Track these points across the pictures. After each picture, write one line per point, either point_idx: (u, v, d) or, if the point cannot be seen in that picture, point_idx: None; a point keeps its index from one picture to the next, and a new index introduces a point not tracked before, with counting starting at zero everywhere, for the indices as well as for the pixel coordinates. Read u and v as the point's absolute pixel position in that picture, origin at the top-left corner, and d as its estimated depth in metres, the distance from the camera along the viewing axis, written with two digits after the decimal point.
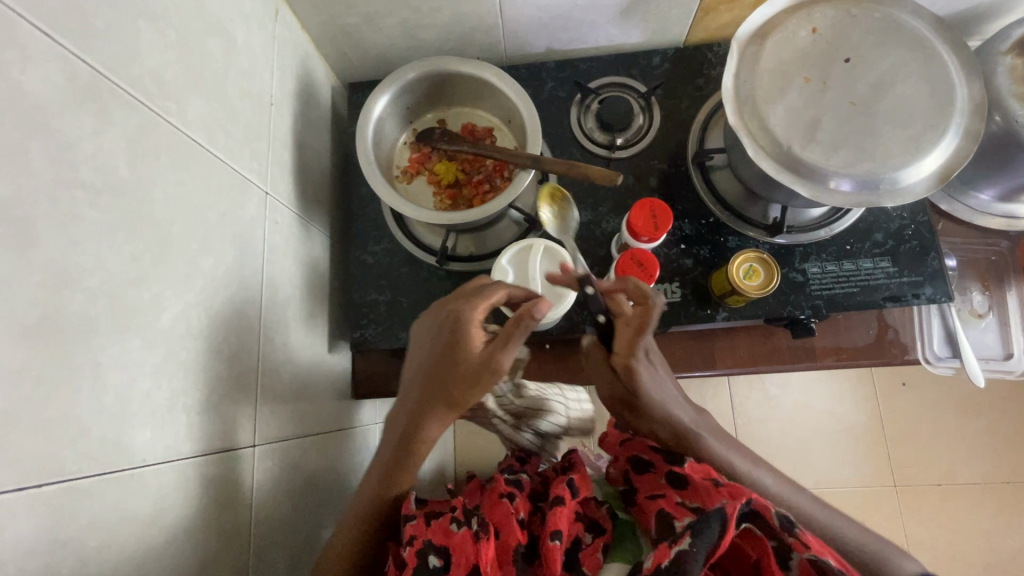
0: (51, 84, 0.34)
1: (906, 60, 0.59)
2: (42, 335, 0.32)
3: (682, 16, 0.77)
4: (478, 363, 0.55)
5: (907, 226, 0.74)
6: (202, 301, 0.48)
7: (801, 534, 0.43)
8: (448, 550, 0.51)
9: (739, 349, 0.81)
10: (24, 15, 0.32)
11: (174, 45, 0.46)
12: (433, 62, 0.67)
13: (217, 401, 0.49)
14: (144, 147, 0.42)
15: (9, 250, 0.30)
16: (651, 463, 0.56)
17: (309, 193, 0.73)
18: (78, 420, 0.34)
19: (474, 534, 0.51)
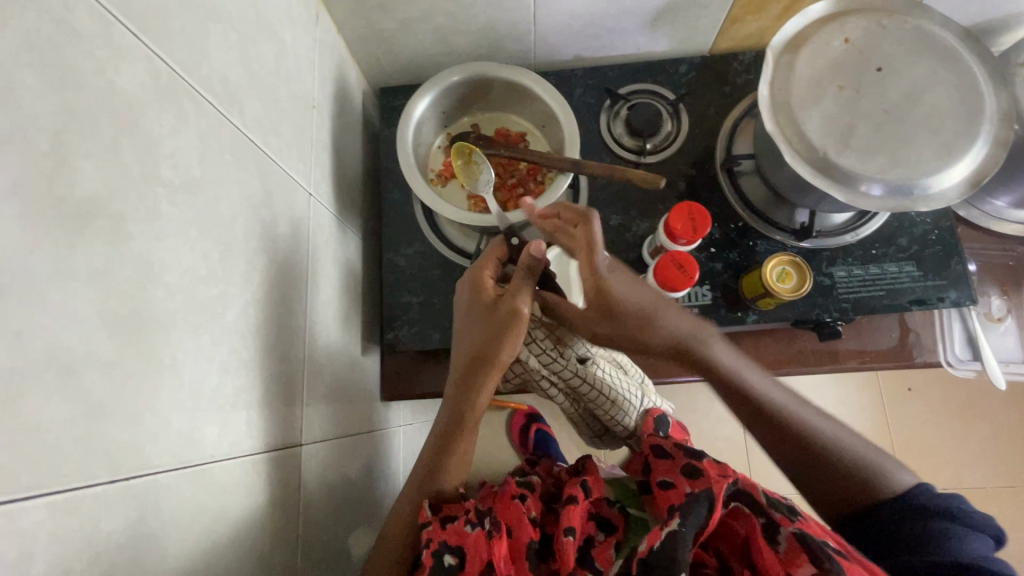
0: (139, 83, 0.34)
1: (936, 70, 0.61)
2: (132, 328, 0.32)
3: (710, 25, 0.79)
4: (498, 313, 0.59)
5: (930, 232, 0.76)
6: (258, 299, 0.48)
7: (787, 509, 0.54)
8: (463, 549, 0.54)
9: (765, 352, 0.82)
10: (117, 15, 0.33)
11: (236, 48, 0.47)
12: (473, 68, 0.68)
13: (270, 399, 0.49)
14: (213, 147, 0.42)
15: (106, 244, 0.31)
16: (669, 454, 0.66)
17: (345, 195, 0.74)
18: (161, 414, 0.35)
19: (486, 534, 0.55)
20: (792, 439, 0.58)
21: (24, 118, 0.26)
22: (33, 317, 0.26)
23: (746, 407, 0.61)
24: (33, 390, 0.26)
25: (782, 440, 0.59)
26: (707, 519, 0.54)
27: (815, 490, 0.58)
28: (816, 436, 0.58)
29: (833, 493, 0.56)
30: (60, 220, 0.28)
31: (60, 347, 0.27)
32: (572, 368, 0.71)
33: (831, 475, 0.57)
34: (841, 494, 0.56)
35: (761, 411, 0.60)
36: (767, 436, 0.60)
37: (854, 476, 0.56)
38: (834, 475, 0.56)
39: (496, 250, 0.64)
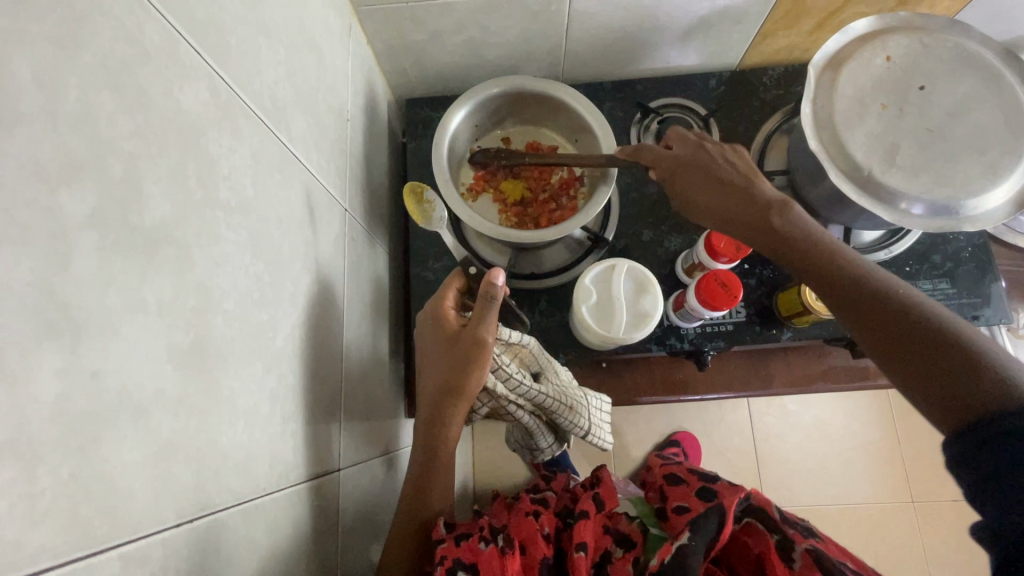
0: (201, 102, 0.33)
1: (980, 88, 0.60)
2: (196, 361, 0.31)
3: (742, 40, 0.79)
4: (462, 343, 0.58)
5: (964, 249, 0.75)
6: (303, 321, 0.47)
7: (797, 523, 0.55)
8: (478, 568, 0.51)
9: (795, 368, 0.81)
10: (182, 33, 0.31)
11: (282, 62, 0.46)
12: (508, 83, 0.68)
13: (313, 423, 0.47)
14: (264, 165, 0.41)
15: (173, 272, 0.29)
16: (684, 481, 0.70)
17: (374, 209, 0.73)
18: (219, 448, 0.33)
19: (500, 550, 0.53)
20: (897, 321, 0.43)
21: (102, 144, 0.25)
22: (110, 358, 0.24)
23: (830, 290, 0.48)
24: (110, 435, 0.24)
25: (878, 327, 0.44)
26: (719, 532, 0.54)
27: (923, 393, 0.40)
28: (937, 320, 0.42)
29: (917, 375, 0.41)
30: (133, 251, 0.26)
31: (133, 386, 0.26)
32: (534, 388, 0.65)
33: (945, 370, 0.39)
34: (963, 392, 0.38)
35: (857, 288, 0.46)
36: (861, 326, 0.45)
37: (984, 369, 0.38)
38: (949, 365, 0.39)
39: (455, 280, 0.64)
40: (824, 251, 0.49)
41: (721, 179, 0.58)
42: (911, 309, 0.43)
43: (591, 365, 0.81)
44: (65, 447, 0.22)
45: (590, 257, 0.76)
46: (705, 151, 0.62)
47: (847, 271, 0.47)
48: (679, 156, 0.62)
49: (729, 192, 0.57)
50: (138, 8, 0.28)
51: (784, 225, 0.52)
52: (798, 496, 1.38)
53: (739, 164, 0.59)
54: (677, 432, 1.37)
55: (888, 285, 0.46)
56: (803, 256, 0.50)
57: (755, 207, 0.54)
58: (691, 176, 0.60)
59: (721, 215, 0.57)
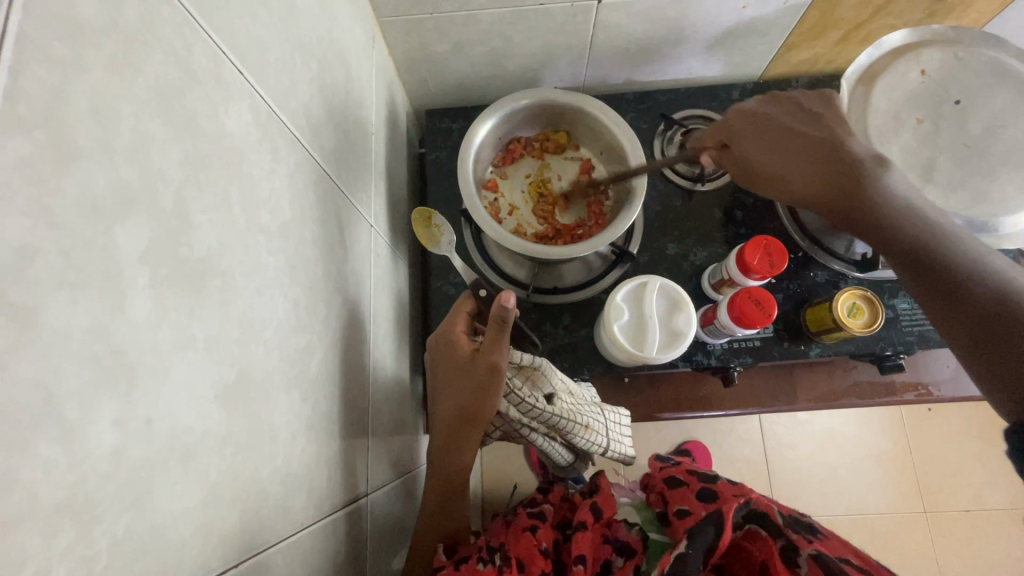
0: (244, 123, 0.32)
1: (1017, 102, 0.59)
2: (240, 396, 0.29)
3: (766, 51, 0.78)
4: (476, 368, 0.56)
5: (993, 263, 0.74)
6: (335, 343, 0.45)
7: (800, 527, 0.52)
8: None
9: (819, 384, 0.79)
10: (226, 52, 0.30)
11: (314, 76, 0.45)
12: (535, 95, 0.67)
13: (345, 449, 0.46)
14: (300, 185, 0.40)
15: (219, 303, 0.28)
16: (684, 482, 0.64)
17: (395, 222, 0.72)
18: (262, 484, 0.31)
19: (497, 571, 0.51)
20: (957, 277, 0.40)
21: (153, 174, 0.23)
22: (161, 403, 0.23)
23: (885, 245, 0.45)
24: (162, 484, 0.23)
25: (924, 285, 0.42)
26: (717, 540, 0.50)
27: (978, 366, 0.37)
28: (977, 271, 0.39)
29: (985, 326, 0.37)
30: (182, 285, 0.25)
31: (184, 430, 0.24)
32: (547, 410, 0.61)
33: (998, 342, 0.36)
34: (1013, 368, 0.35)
35: (916, 246, 0.43)
36: (916, 283, 0.42)
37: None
38: (1006, 334, 0.36)
39: (465, 303, 0.62)
40: (901, 204, 0.45)
41: (791, 136, 0.54)
42: (968, 263, 0.40)
43: (613, 381, 0.80)
44: (120, 502, 0.21)
45: (614, 270, 0.75)
46: (782, 105, 0.57)
47: (904, 224, 0.44)
48: (750, 110, 0.59)
49: (801, 154, 0.52)
50: (187, 29, 0.26)
51: (861, 181, 0.47)
52: (810, 506, 1.35)
53: (823, 116, 0.54)
54: (687, 441, 1.35)
55: (939, 235, 0.43)
56: (866, 211, 0.46)
57: (833, 163, 0.50)
58: (757, 142, 0.57)
59: (800, 182, 0.51)
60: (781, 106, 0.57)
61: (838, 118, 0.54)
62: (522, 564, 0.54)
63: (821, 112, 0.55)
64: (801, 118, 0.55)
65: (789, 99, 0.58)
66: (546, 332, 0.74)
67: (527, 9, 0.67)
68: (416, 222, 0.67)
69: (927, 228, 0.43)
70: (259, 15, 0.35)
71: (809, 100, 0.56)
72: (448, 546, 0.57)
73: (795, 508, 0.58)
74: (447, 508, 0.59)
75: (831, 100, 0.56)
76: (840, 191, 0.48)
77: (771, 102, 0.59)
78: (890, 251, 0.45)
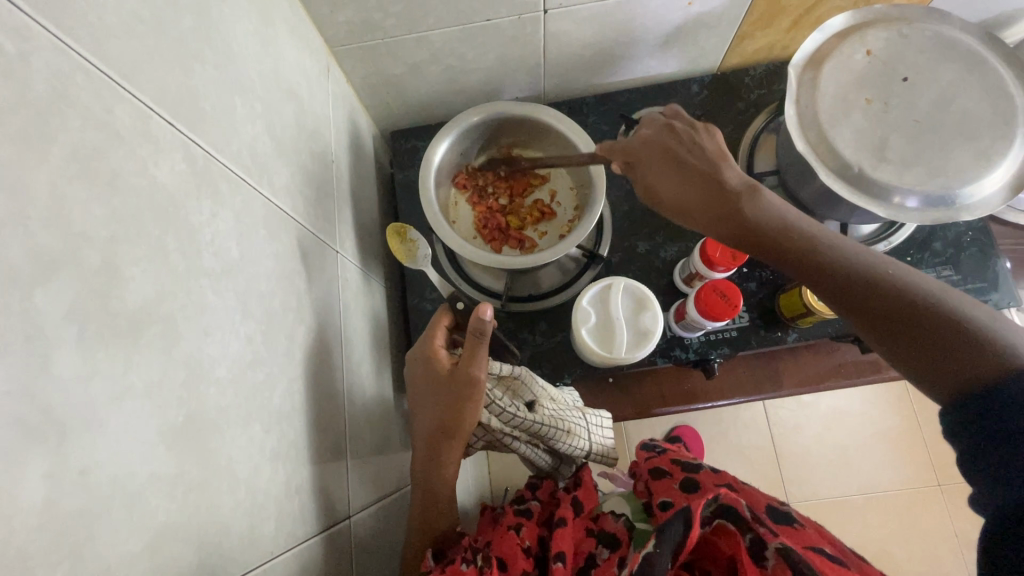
0: (177, 173, 0.33)
1: (963, 76, 0.60)
2: (188, 436, 0.30)
3: (719, 44, 0.79)
4: (454, 381, 0.57)
5: (965, 233, 0.74)
6: (302, 371, 0.46)
7: (766, 519, 0.51)
8: None
9: (805, 368, 0.79)
10: (154, 107, 0.32)
11: (260, 117, 0.46)
12: (488, 109, 0.68)
13: (322, 475, 0.47)
14: (249, 223, 0.41)
15: (159, 350, 0.29)
16: (667, 472, 0.65)
17: (366, 244, 0.73)
18: (222, 519, 0.33)
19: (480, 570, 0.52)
20: (862, 293, 0.46)
21: (76, 235, 0.25)
22: (98, 454, 0.24)
23: (814, 281, 0.49)
24: (104, 530, 0.24)
25: (868, 322, 0.46)
26: (685, 537, 0.51)
27: (924, 372, 0.42)
28: (876, 286, 0.46)
29: (914, 342, 0.43)
30: (116, 338, 0.26)
31: (126, 475, 0.26)
32: (529, 417, 0.63)
33: (943, 354, 0.41)
34: (949, 369, 0.41)
35: (834, 278, 0.48)
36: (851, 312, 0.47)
37: (964, 340, 0.40)
38: (956, 347, 0.41)
39: (442, 318, 0.64)
40: (796, 232, 0.51)
41: (681, 168, 0.58)
42: (900, 286, 0.45)
43: (599, 381, 0.80)
44: (56, 551, 0.22)
45: (586, 274, 0.76)
46: (673, 133, 0.61)
47: (817, 260, 0.49)
48: (643, 141, 0.62)
49: (687, 185, 0.57)
50: (106, 91, 0.28)
51: (751, 219, 0.53)
52: (821, 488, 1.35)
53: (699, 138, 0.59)
54: (678, 427, 1.35)
55: (864, 263, 0.47)
56: (790, 250, 0.51)
57: (722, 189, 0.55)
58: (663, 159, 0.60)
59: (695, 215, 0.56)
60: (666, 134, 0.61)
61: (718, 147, 0.58)
62: (504, 562, 0.56)
63: (704, 140, 0.59)
64: (690, 145, 0.59)
65: (678, 128, 0.61)
66: (524, 339, 0.75)
67: (476, 25, 0.68)
68: (389, 235, 0.70)
69: (848, 262, 0.48)
70: (189, 65, 0.36)
71: (693, 134, 0.60)
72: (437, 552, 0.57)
73: (774, 499, 0.59)
74: (433, 520, 0.59)
75: (712, 131, 0.60)
76: (731, 228, 0.54)
77: (663, 130, 0.61)
78: (818, 283, 0.49)
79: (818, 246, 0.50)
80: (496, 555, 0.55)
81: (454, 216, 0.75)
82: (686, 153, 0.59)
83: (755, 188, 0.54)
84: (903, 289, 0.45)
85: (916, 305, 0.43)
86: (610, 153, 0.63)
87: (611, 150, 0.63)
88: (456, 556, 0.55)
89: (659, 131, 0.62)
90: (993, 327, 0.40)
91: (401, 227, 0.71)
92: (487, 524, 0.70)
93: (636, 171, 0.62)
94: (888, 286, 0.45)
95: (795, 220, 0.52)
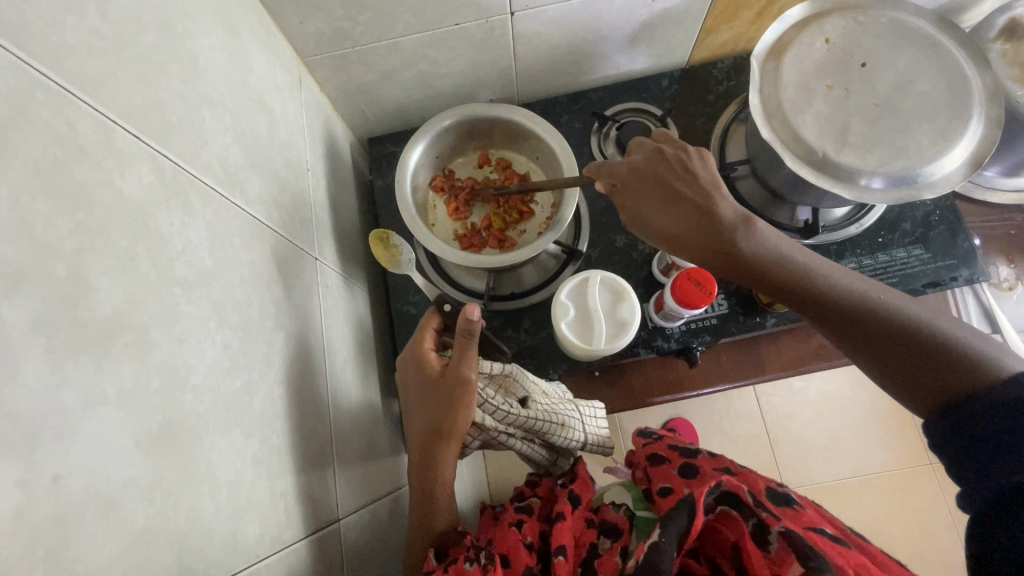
0: (146, 185, 0.33)
1: (918, 59, 0.62)
2: (164, 442, 0.31)
3: (686, 39, 0.80)
4: (447, 383, 0.58)
5: (933, 212, 0.76)
6: (282, 377, 0.47)
7: (769, 504, 0.51)
8: None
9: (786, 352, 0.81)
10: (118, 121, 0.32)
11: (229, 128, 0.47)
12: (461, 112, 0.69)
13: (308, 479, 0.47)
14: (222, 232, 0.42)
15: (131, 359, 0.29)
16: (667, 458, 0.65)
17: (347, 250, 0.73)
18: (204, 524, 0.33)
19: (484, 568, 0.52)
20: (849, 314, 0.51)
21: (41, 249, 0.25)
22: (71, 460, 0.25)
23: (804, 304, 0.53)
24: (78, 535, 0.25)
25: (854, 340, 0.50)
26: (690, 524, 0.51)
27: (908, 389, 0.47)
28: (861, 307, 0.50)
29: (897, 357, 0.48)
30: (86, 347, 0.27)
31: (101, 481, 0.26)
32: (521, 413, 0.64)
33: (926, 368, 0.46)
34: (933, 385, 0.45)
35: (822, 300, 0.52)
36: (840, 336, 0.51)
37: (942, 355, 0.45)
38: (936, 362, 0.45)
39: (430, 321, 0.64)
40: (784, 258, 0.54)
41: (672, 196, 0.59)
42: (886, 310, 0.50)
43: (585, 375, 0.81)
44: (31, 556, 0.23)
45: (567, 271, 0.77)
46: (665, 158, 0.62)
47: (806, 284, 0.53)
48: (634, 165, 0.62)
49: (680, 212, 0.58)
50: (67, 108, 0.28)
51: (744, 248, 0.55)
52: (815, 473, 1.36)
53: (690, 164, 0.60)
54: (672, 419, 1.36)
55: (850, 290, 0.52)
56: (783, 279, 0.54)
57: (714, 218, 0.57)
58: (655, 185, 0.60)
59: (687, 241, 0.57)
60: (658, 161, 0.62)
61: (709, 175, 0.60)
62: (506, 559, 0.55)
63: (695, 167, 0.60)
64: (681, 173, 0.60)
65: (668, 154, 0.62)
66: (509, 337, 0.75)
67: (444, 30, 0.69)
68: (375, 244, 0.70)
69: (834, 287, 0.52)
70: (154, 79, 0.37)
71: (685, 161, 0.61)
72: (439, 552, 0.57)
73: (772, 481, 0.59)
74: (428, 523, 0.60)
75: (703, 155, 0.61)
76: (726, 256, 0.56)
77: (654, 156, 0.62)
78: (803, 305, 0.54)
79: (805, 270, 0.54)
80: (498, 552, 0.55)
81: (433, 218, 0.76)
82: (677, 180, 0.60)
83: (745, 216, 0.57)
84: (883, 310, 0.50)
85: (901, 328, 0.48)
86: (601, 176, 0.63)
87: (602, 171, 0.63)
88: (458, 554, 0.55)
89: (650, 157, 0.62)
90: (967, 342, 0.46)
91: (383, 234, 0.71)
92: (488, 521, 0.70)
93: (621, 195, 0.62)
94: (870, 308, 0.50)
95: (787, 251, 0.55)
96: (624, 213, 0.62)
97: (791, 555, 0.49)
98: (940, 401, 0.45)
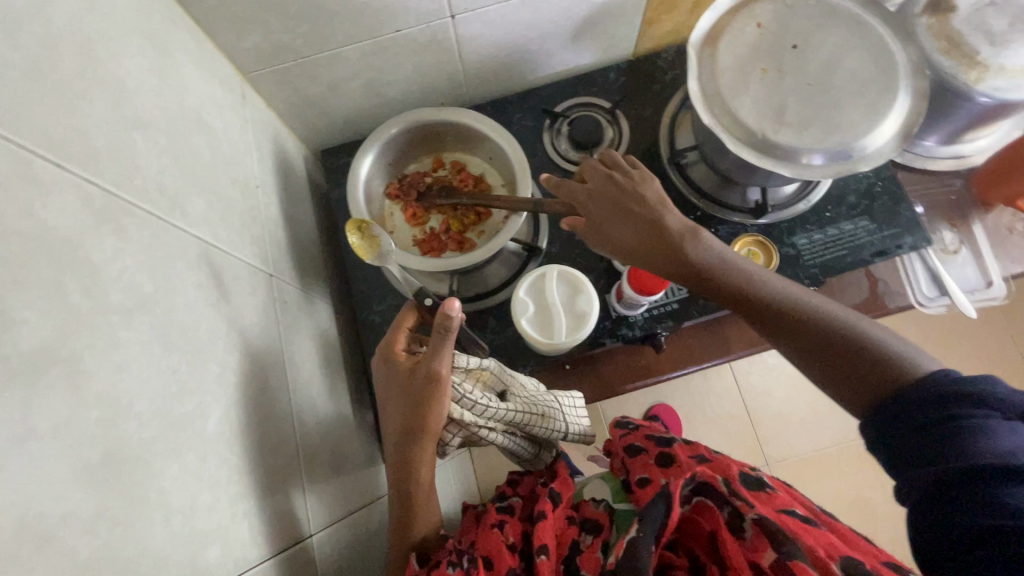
0: (71, 214, 0.33)
1: (846, 38, 0.65)
2: (107, 473, 0.30)
3: (629, 31, 0.82)
4: (421, 381, 0.58)
5: (875, 184, 0.79)
6: (239, 398, 0.46)
7: (742, 491, 0.52)
8: None
9: (749, 330, 0.83)
10: (36, 151, 0.32)
11: (165, 149, 0.46)
12: (409, 118, 0.69)
13: (272, 498, 0.47)
14: (161, 256, 0.41)
15: (62, 391, 0.29)
16: (644, 448, 0.67)
17: (306, 263, 0.73)
18: (156, 552, 0.33)
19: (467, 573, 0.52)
20: (788, 318, 0.53)
21: None
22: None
23: (746, 307, 0.55)
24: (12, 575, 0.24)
25: (794, 343, 0.52)
26: (667, 516, 0.51)
27: (843, 390, 0.49)
28: (799, 312, 0.52)
29: (833, 359, 0.50)
30: (9, 383, 0.26)
31: (34, 517, 0.26)
32: (501, 407, 0.64)
33: (858, 370, 0.48)
34: (864, 387, 0.47)
35: (763, 304, 0.54)
36: (781, 339, 0.53)
37: (871, 358, 0.48)
38: (867, 365, 0.48)
39: (407, 318, 0.64)
40: (727, 264, 0.56)
41: (625, 214, 0.60)
42: (820, 314, 0.52)
43: (556, 370, 0.82)
44: None
45: (529, 267, 0.78)
46: (615, 181, 0.62)
47: (748, 288, 0.55)
48: (589, 189, 0.63)
49: (631, 227, 0.59)
50: None
51: (691, 254, 0.57)
52: (794, 446, 1.40)
53: (641, 185, 0.62)
54: (656, 407, 1.39)
55: (789, 296, 0.54)
56: (728, 284, 0.56)
57: (664, 229, 0.58)
58: (609, 206, 0.61)
59: (637, 252, 0.59)
60: (610, 183, 0.62)
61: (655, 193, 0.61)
62: (489, 561, 0.56)
63: (645, 188, 0.62)
64: (632, 194, 0.61)
65: (619, 177, 0.63)
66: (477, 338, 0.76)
67: (387, 37, 0.69)
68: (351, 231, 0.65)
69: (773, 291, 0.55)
70: (75, 106, 0.36)
71: (636, 182, 0.62)
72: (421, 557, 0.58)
73: (745, 465, 0.59)
74: (404, 528, 0.60)
75: (647, 176, 0.63)
76: (673, 263, 0.57)
77: (605, 178, 0.63)
78: (747, 310, 0.56)
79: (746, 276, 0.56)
80: (481, 555, 0.56)
81: (390, 224, 0.77)
82: (630, 201, 0.61)
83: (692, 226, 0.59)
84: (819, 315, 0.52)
85: (835, 332, 0.50)
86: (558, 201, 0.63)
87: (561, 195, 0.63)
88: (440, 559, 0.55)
89: (603, 180, 0.63)
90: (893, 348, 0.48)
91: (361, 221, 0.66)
92: (470, 523, 0.70)
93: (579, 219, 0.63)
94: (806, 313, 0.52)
95: (729, 258, 0.57)
96: (585, 233, 0.62)
97: (765, 541, 0.49)
98: (872, 401, 0.47)
